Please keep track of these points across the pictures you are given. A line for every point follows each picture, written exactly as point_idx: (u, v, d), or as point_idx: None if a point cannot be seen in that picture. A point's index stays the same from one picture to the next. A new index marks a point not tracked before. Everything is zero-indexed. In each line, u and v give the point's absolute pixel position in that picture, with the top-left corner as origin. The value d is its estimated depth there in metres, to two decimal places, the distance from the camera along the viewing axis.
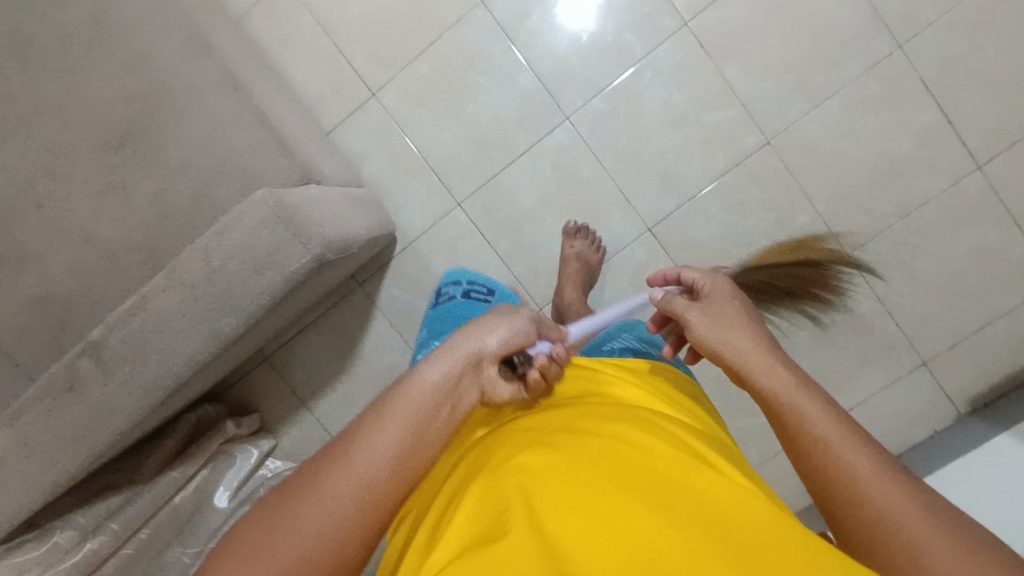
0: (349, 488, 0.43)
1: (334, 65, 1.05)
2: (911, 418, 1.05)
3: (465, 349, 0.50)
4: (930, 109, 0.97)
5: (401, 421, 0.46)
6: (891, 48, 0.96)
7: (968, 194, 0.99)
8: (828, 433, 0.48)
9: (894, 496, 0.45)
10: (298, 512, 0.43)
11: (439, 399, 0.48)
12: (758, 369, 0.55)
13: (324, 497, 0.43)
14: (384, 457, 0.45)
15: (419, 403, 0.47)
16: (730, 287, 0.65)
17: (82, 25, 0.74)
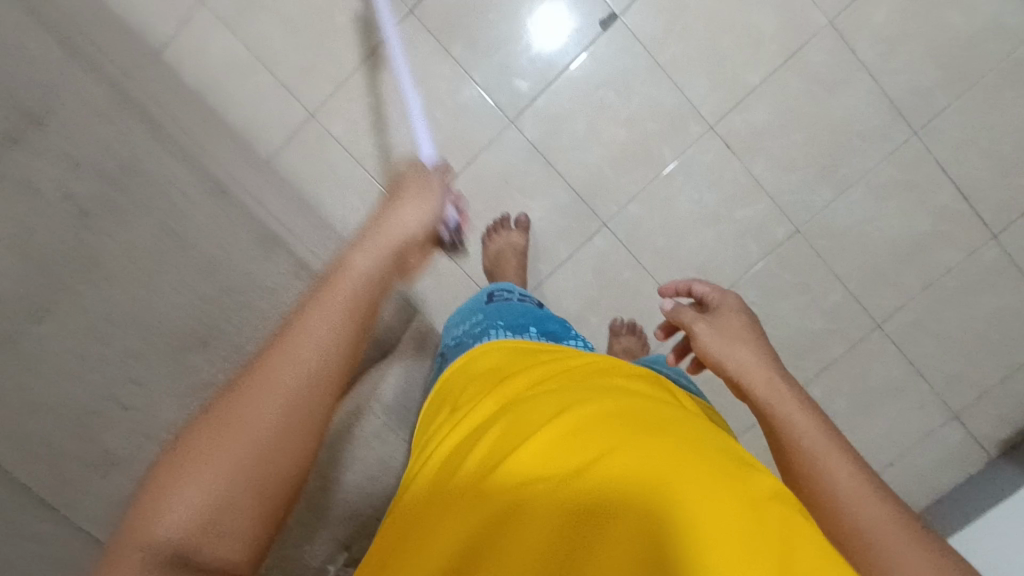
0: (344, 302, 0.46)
1: (370, 193, 1.04)
2: (946, 465, 1.13)
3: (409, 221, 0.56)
4: (946, 188, 1.03)
5: (393, 246, 0.52)
6: (906, 135, 1.01)
7: (986, 261, 1.05)
8: (816, 447, 0.48)
9: (889, 530, 0.44)
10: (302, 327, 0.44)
11: (365, 286, 0.48)
12: (757, 383, 0.53)
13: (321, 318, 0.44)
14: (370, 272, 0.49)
15: (300, 356, 0.42)
16: (742, 304, 0.59)
17: (151, 238, 0.74)
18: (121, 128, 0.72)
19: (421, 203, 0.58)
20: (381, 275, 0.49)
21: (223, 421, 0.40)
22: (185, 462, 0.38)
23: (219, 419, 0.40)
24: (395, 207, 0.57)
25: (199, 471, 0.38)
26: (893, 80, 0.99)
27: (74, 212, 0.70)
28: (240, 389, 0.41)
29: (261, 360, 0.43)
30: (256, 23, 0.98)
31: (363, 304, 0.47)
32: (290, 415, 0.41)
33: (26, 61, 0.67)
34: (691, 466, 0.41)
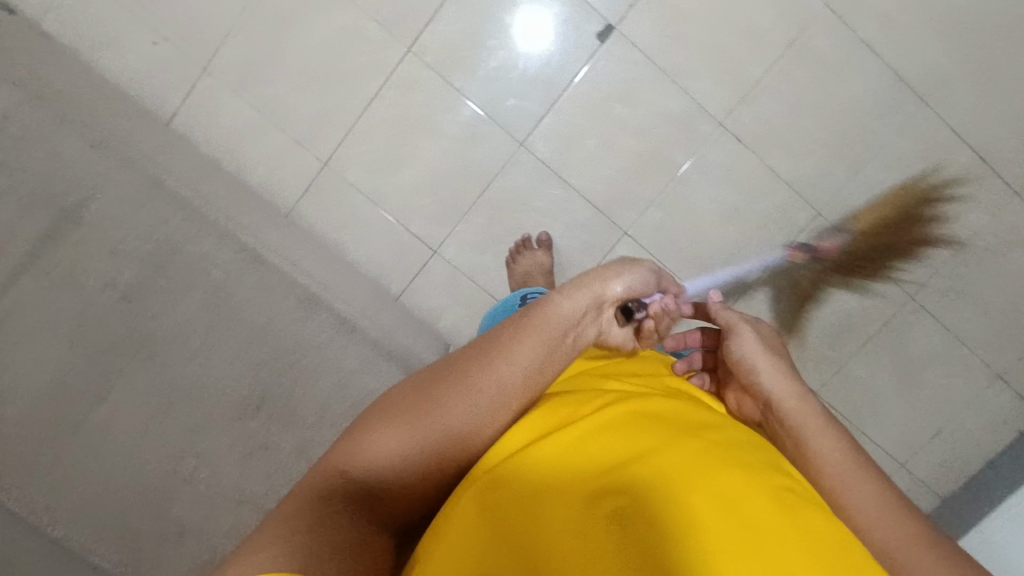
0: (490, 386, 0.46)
1: (393, 233, 1.06)
2: (995, 425, 1.13)
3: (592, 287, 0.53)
4: (963, 153, 1.02)
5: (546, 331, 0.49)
6: (917, 105, 1.01)
7: (1012, 219, 1.05)
8: (838, 472, 0.47)
9: (915, 559, 0.43)
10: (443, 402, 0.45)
11: (567, 330, 0.51)
12: (782, 401, 0.52)
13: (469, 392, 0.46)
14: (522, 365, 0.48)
15: (490, 382, 0.46)
16: (773, 334, 0.58)
17: (198, 313, 0.76)
18: (152, 209, 0.74)
19: (581, 299, 0.52)
20: (577, 319, 0.51)
21: (421, 403, 0.45)
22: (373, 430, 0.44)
23: (413, 404, 0.45)
24: (609, 267, 0.56)
25: (396, 435, 0.44)
26: (896, 53, 0.99)
27: (117, 299, 0.73)
28: (429, 389, 0.46)
29: (458, 367, 0.47)
30: (262, 84, 1.00)
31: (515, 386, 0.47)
32: (478, 416, 0.46)
33: (56, 160, 0.71)
34: (728, 461, 0.40)
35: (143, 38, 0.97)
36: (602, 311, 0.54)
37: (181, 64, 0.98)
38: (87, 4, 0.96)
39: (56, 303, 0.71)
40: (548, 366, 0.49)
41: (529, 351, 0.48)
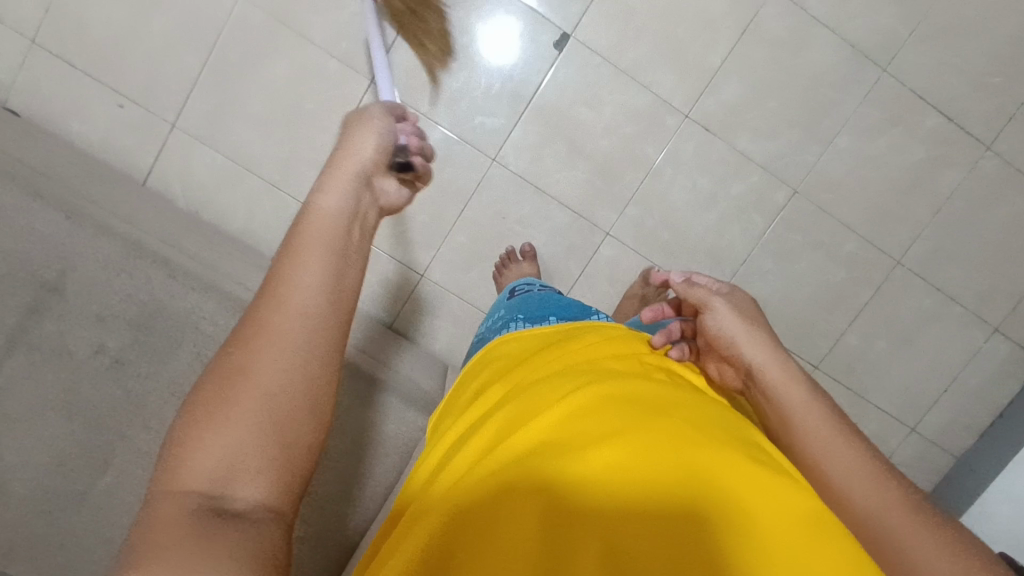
0: (295, 323, 0.37)
1: (377, 262, 1.06)
2: (998, 378, 1.14)
3: (347, 167, 0.48)
4: (930, 115, 1.03)
5: (325, 248, 0.41)
6: (878, 74, 1.02)
7: (987, 173, 1.06)
8: (817, 430, 0.49)
9: (890, 504, 0.45)
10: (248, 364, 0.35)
11: (343, 218, 0.44)
12: (762, 363, 0.53)
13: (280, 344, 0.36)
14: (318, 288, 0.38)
15: (291, 321, 0.37)
16: (748, 297, 0.58)
17: (188, 371, 0.75)
18: (133, 273, 0.74)
19: (335, 196, 0.45)
20: (352, 208, 0.45)
21: (224, 375, 0.35)
22: (198, 416, 0.33)
23: (216, 379, 0.35)
24: (350, 135, 0.52)
25: (230, 420, 0.33)
26: (852, 26, 1.00)
27: (108, 364, 0.73)
28: (228, 347, 0.36)
29: (252, 316, 0.37)
30: (230, 132, 1.00)
31: (322, 317, 0.38)
32: (305, 353, 0.36)
33: (28, 235, 0.71)
34: (682, 431, 0.43)
35: (108, 102, 0.98)
36: (374, 185, 0.50)
37: (148, 123, 0.99)
38: (50, 76, 0.97)
39: (48, 373, 0.72)
40: (347, 270, 0.41)
41: (318, 261, 0.40)
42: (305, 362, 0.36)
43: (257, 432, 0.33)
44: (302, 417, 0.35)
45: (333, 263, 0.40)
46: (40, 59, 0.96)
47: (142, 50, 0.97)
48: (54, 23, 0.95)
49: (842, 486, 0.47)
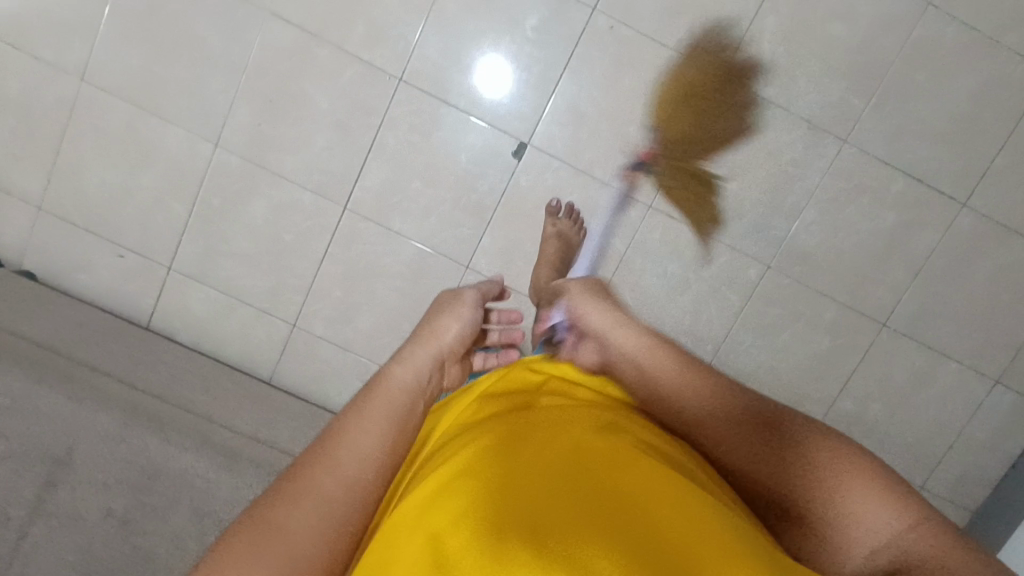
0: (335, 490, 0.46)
1: (369, 371, 1.11)
2: (1005, 429, 1.11)
3: (429, 348, 0.58)
4: (897, 180, 1.02)
5: (376, 422, 0.50)
6: (838, 145, 1.01)
7: (966, 230, 1.04)
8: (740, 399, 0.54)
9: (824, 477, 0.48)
10: (277, 521, 0.43)
11: (414, 394, 0.54)
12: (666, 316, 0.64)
13: (305, 503, 0.44)
14: (364, 458, 0.48)
15: (335, 503, 0.45)
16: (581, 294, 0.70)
17: (187, 527, 0.81)
18: (130, 441, 0.81)
19: (400, 368, 0.55)
20: (425, 384, 0.55)
21: (268, 524, 0.43)
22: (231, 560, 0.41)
23: (256, 528, 0.43)
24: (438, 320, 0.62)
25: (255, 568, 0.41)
26: (807, 104, 1.00)
27: (117, 525, 0.80)
28: (281, 497, 0.44)
29: (296, 474, 0.46)
30: (219, 269, 1.08)
31: (359, 485, 0.47)
32: (337, 520, 0.45)
33: (36, 417, 0.79)
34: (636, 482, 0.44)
35: (109, 254, 1.06)
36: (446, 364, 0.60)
37: (147, 269, 1.07)
38: (56, 237, 1.06)
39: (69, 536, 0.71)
40: (401, 442, 0.51)
41: (379, 432, 0.50)
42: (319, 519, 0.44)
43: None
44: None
45: (387, 433, 0.50)
46: (46, 224, 1.05)
47: (135, 205, 1.05)
48: (56, 190, 1.04)
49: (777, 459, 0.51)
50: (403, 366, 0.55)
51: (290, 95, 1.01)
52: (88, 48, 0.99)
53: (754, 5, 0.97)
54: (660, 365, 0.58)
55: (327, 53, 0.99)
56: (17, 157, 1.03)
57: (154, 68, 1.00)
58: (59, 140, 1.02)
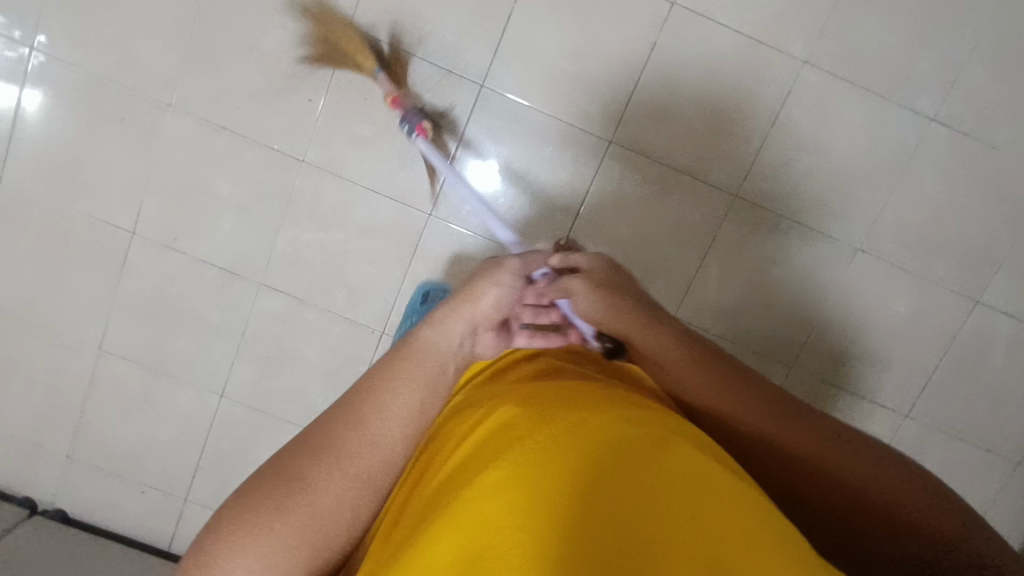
0: (361, 446, 0.53)
1: None
2: None
3: (481, 308, 0.63)
4: (842, 396, 1.09)
5: (414, 386, 0.57)
6: (786, 370, 1.09)
7: (911, 436, 1.10)
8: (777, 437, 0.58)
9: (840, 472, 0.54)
10: (303, 474, 0.49)
11: (443, 359, 0.60)
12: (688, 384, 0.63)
13: (334, 458, 0.51)
14: (399, 419, 0.55)
15: (361, 458, 0.52)
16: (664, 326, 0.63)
17: None
18: None
19: (454, 322, 0.62)
20: (456, 349, 0.62)
21: (289, 472, 0.49)
22: (254, 501, 0.47)
23: (293, 470, 0.49)
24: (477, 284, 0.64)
25: (280, 505, 0.47)
26: (752, 338, 1.08)
27: None
28: (315, 449, 0.51)
29: (328, 428, 0.53)
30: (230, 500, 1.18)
31: (388, 448, 0.54)
32: (362, 465, 0.52)
33: None
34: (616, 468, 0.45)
35: (135, 491, 1.18)
36: (478, 328, 0.64)
37: (168, 502, 1.18)
38: (88, 483, 1.17)
39: None
40: (430, 407, 0.58)
41: (411, 392, 0.57)
42: (351, 470, 0.51)
43: (300, 521, 0.48)
44: (330, 519, 0.49)
45: (418, 395, 0.57)
46: (74, 471, 1.17)
47: (153, 451, 1.16)
48: (82, 443, 1.16)
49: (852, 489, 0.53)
50: (435, 328, 0.61)
51: (283, 353, 1.11)
52: (102, 325, 1.10)
53: (696, 255, 1.05)
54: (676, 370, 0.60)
55: (316, 316, 1.09)
56: (47, 420, 1.14)
57: (161, 338, 1.11)
58: (83, 404, 1.14)
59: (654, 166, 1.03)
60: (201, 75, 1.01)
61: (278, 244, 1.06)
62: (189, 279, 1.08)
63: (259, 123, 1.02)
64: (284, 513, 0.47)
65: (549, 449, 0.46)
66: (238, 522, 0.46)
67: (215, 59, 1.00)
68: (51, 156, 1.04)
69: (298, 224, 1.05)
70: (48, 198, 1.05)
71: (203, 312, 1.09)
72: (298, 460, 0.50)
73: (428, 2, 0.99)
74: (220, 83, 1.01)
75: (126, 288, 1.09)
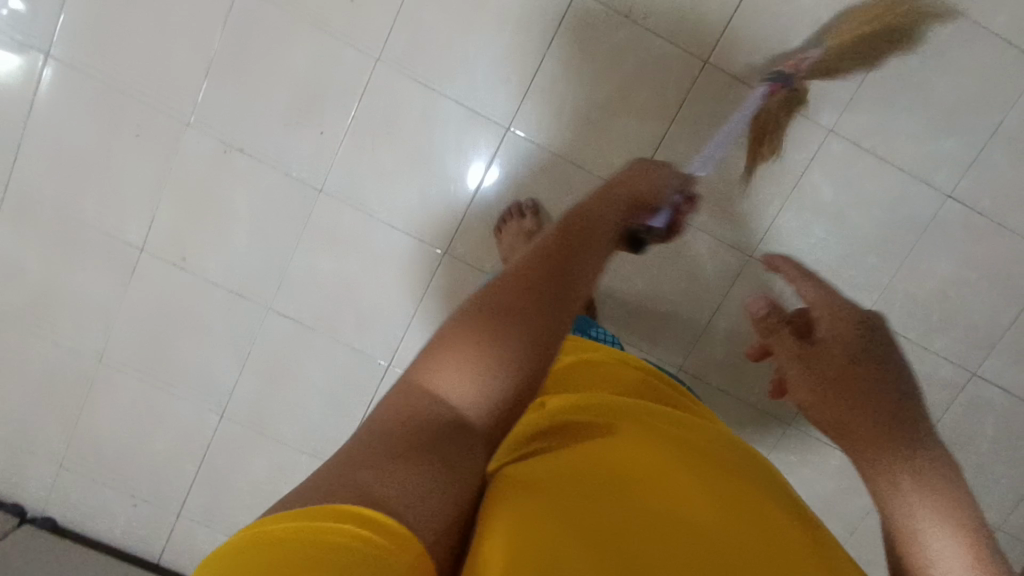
0: (535, 323, 0.44)
1: None
2: None
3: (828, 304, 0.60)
4: (835, 455, 1.12)
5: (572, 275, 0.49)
6: (784, 427, 1.11)
7: None
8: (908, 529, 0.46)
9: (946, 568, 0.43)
10: (510, 323, 0.42)
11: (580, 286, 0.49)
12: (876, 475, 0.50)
13: (531, 320, 0.43)
14: (568, 314, 0.47)
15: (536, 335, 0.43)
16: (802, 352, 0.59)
17: None
18: None
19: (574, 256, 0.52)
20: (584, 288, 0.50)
21: (502, 321, 0.42)
22: (470, 331, 0.41)
23: (506, 311, 0.42)
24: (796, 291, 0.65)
25: (491, 343, 0.40)
26: (754, 393, 1.10)
27: None
28: (524, 305, 0.43)
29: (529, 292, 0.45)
30: (221, 515, 1.17)
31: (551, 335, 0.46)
32: (544, 343, 0.44)
33: None
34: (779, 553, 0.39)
35: (125, 502, 1.16)
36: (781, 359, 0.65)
37: (159, 515, 1.17)
38: (78, 488, 1.16)
39: None
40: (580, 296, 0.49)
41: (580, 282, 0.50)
42: (539, 338, 0.43)
43: (505, 363, 0.40)
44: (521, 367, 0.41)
45: (587, 279, 0.50)
46: (66, 478, 1.15)
47: (148, 461, 1.15)
48: (76, 448, 1.14)
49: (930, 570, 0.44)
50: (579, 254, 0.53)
51: (288, 375, 1.10)
52: (105, 333, 1.08)
53: (708, 310, 1.06)
54: (823, 412, 0.53)
55: (323, 342, 1.08)
56: (41, 423, 1.13)
57: (164, 351, 1.09)
58: (80, 409, 1.12)
59: (675, 221, 1.03)
60: (226, 92, 0.99)
61: (291, 268, 1.05)
62: (198, 294, 1.06)
63: (282, 145, 1.00)
64: (488, 356, 0.40)
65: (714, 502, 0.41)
66: (456, 342, 0.40)
67: (241, 80, 0.98)
68: (63, 159, 1.01)
69: (313, 250, 1.04)
70: (57, 201, 1.03)
71: (209, 329, 1.08)
72: (510, 300, 0.43)
73: (465, 38, 0.98)
74: (244, 102, 0.99)
75: (132, 300, 1.07)
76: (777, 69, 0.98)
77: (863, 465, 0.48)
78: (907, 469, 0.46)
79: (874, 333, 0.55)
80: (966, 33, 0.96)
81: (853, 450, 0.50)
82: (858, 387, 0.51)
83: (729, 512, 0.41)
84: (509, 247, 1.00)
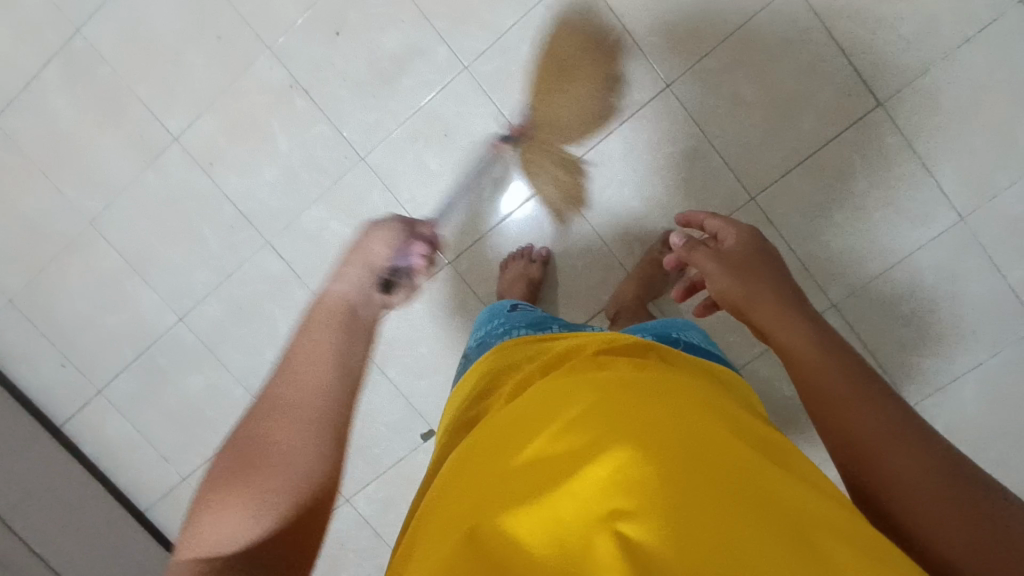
0: (299, 397, 0.44)
1: None
2: None
3: (727, 232, 0.66)
4: None
5: (333, 352, 0.48)
6: None
7: None
8: (810, 360, 0.50)
9: (901, 468, 0.42)
10: (257, 463, 0.40)
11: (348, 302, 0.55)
12: (769, 326, 0.55)
13: (267, 450, 0.41)
14: (306, 395, 0.44)
15: (268, 461, 0.41)
16: (747, 235, 0.64)
17: None
18: None
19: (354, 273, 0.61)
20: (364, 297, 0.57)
21: (240, 471, 0.40)
22: (211, 497, 0.39)
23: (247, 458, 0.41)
24: (727, 227, 0.66)
25: (257, 484, 0.40)
26: None
27: None
28: (234, 462, 0.41)
29: (244, 457, 0.41)
30: (140, 411, 1.17)
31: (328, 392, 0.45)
32: (315, 422, 0.43)
33: None
34: (692, 433, 0.45)
35: (54, 361, 1.17)
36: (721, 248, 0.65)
37: (81, 385, 1.17)
38: (17, 330, 1.16)
39: None
40: (332, 383, 0.46)
41: (329, 351, 0.49)
42: (306, 454, 0.42)
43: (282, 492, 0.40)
44: (297, 481, 0.40)
45: (343, 343, 0.50)
46: (10, 315, 1.15)
47: (92, 333, 1.15)
48: (30, 294, 1.14)
49: (940, 543, 0.40)
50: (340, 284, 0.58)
51: (256, 312, 1.11)
52: (106, 201, 1.09)
53: None
54: (770, 320, 0.55)
55: (302, 294, 1.10)
56: (9, 256, 1.13)
57: (152, 240, 1.10)
58: (50, 260, 1.13)
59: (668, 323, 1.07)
60: (312, 36, 1.01)
61: (303, 217, 1.07)
62: (207, 202, 1.08)
63: (344, 105, 1.03)
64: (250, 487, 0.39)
65: (633, 411, 0.47)
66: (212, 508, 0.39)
67: (333, 30, 1.01)
68: (137, 31, 1.03)
69: (330, 208, 1.06)
70: (114, 65, 1.04)
71: (204, 239, 1.09)
72: (245, 452, 0.41)
73: None
74: (326, 52, 1.02)
75: (143, 181, 1.08)
76: (808, 231, 1.03)
77: (796, 378, 0.50)
78: (856, 388, 0.47)
79: (763, 239, 0.65)
80: (987, 270, 1.00)
81: (785, 341, 0.53)
82: (769, 278, 0.59)
83: (643, 413, 0.47)
84: (508, 284, 1.02)
